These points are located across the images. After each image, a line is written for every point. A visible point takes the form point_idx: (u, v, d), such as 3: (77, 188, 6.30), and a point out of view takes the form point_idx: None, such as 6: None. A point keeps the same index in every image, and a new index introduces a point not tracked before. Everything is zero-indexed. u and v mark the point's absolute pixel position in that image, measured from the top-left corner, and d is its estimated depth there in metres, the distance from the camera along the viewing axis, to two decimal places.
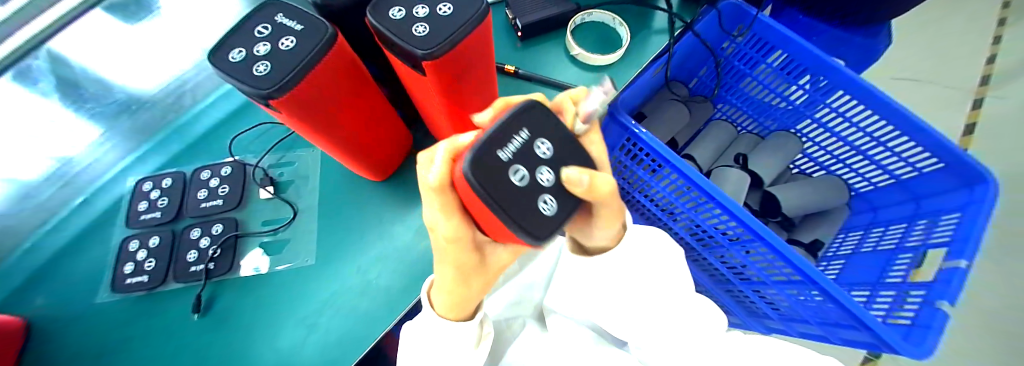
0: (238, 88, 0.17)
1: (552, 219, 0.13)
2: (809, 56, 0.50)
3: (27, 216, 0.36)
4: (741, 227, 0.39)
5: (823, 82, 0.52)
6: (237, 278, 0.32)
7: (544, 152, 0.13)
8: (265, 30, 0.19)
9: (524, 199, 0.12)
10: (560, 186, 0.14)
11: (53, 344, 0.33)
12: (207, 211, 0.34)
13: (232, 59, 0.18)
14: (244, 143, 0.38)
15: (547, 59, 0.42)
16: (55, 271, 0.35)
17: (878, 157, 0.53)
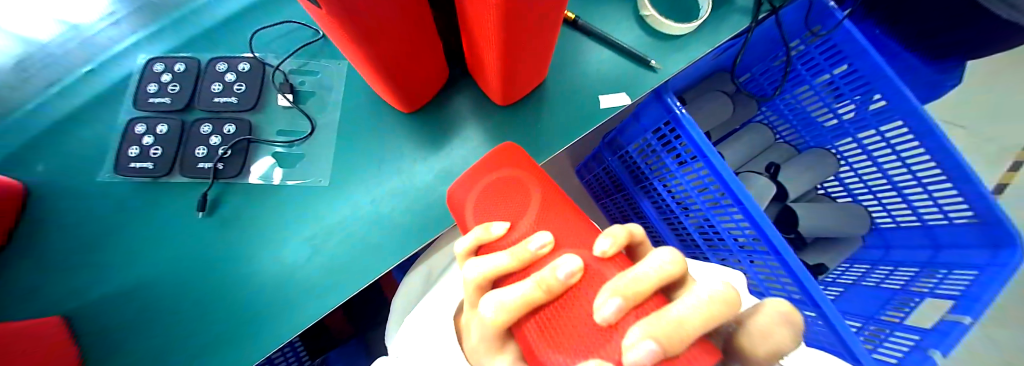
0: None
1: None
2: (877, 72, 0.43)
3: (32, 78, 0.34)
4: (758, 237, 0.36)
5: (877, 101, 0.45)
6: (245, 184, 0.31)
7: None
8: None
9: None
10: None
11: (57, 214, 0.32)
12: (218, 107, 0.31)
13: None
14: (265, 41, 0.34)
15: (611, 15, 0.37)
16: (57, 140, 0.34)
17: (909, 194, 0.47)
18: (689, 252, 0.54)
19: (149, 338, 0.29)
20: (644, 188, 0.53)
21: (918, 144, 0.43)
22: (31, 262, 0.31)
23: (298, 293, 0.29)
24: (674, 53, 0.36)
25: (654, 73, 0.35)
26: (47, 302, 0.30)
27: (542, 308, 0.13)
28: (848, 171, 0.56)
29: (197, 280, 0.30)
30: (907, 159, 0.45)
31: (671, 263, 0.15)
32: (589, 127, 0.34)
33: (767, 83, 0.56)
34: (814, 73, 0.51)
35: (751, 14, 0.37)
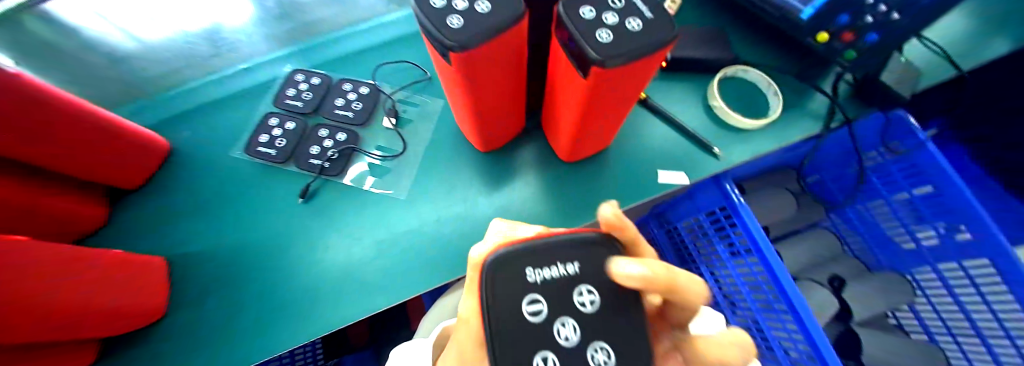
0: (434, 36, 0.21)
1: (568, 353, 0.10)
2: (964, 205, 0.41)
3: (207, 67, 0.44)
4: (812, 355, 0.34)
5: (962, 234, 0.43)
6: (340, 183, 0.36)
7: (584, 304, 0.11)
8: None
9: (529, 339, 0.10)
10: (604, 324, 0.11)
11: (194, 174, 0.40)
12: (338, 117, 0.38)
13: (434, 5, 0.21)
14: (384, 73, 0.42)
15: (683, 98, 0.40)
16: (211, 117, 0.43)
17: (991, 340, 0.42)
18: None
19: (228, 294, 0.34)
20: (689, 270, 0.52)
21: (1008, 290, 0.39)
22: (167, 207, 0.39)
23: (353, 288, 0.33)
24: (738, 144, 0.37)
25: (717, 160, 0.37)
26: (169, 244, 0.37)
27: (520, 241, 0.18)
28: (925, 303, 0.49)
29: (282, 254, 0.35)
30: (993, 303, 0.41)
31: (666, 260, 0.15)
32: (643, 197, 0.36)
33: (838, 191, 0.55)
34: (892, 191, 0.49)
35: (822, 122, 0.38)
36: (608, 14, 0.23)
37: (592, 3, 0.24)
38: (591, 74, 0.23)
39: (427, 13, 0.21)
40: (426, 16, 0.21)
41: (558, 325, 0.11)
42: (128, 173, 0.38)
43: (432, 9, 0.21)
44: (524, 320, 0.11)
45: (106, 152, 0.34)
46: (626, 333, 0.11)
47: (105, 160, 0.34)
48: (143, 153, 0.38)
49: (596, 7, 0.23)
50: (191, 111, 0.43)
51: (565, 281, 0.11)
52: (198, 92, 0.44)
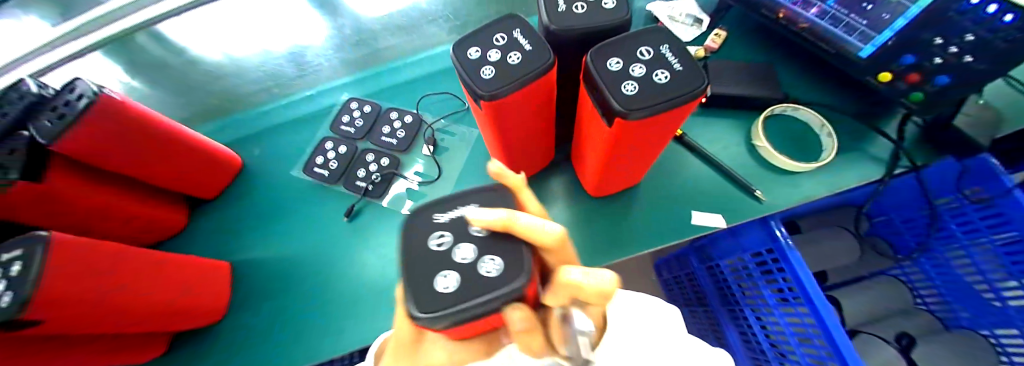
0: (467, 86, 0.22)
1: (466, 267, 0.11)
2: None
3: (277, 93, 0.50)
4: None
5: None
6: (379, 204, 0.39)
7: (476, 232, 0.12)
8: (501, 44, 0.23)
9: (428, 262, 0.12)
10: (492, 241, 0.12)
11: (260, 188, 0.45)
12: (383, 143, 0.41)
13: (470, 56, 0.23)
14: (428, 103, 0.45)
15: (724, 136, 0.38)
16: (276, 137, 0.48)
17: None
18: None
19: (278, 302, 0.38)
20: (734, 314, 0.50)
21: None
22: (236, 217, 0.44)
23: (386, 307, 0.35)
24: (786, 187, 0.35)
25: (760, 203, 0.35)
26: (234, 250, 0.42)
27: None
28: None
29: (326, 268, 0.38)
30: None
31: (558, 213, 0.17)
32: (677, 238, 0.35)
33: (912, 238, 0.49)
34: (972, 239, 0.43)
35: (885, 167, 0.35)
36: (635, 66, 0.25)
37: (620, 55, 0.26)
38: (615, 124, 0.24)
39: (464, 64, 0.23)
40: (463, 66, 0.23)
41: (450, 243, 0.12)
42: (207, 186, 0.44)
43: (469, 59, 0.23)
44: (426, 249, 0.12)
45: (184, 167, 0.40)
46: (510, 250, 0.12)
47: (183, 174, 0.40)
48: (221, 169, 0.44)
49: (623, 59, 0.25)
50: (261, 131, 0.49)
51: (463, 218, 0.13)
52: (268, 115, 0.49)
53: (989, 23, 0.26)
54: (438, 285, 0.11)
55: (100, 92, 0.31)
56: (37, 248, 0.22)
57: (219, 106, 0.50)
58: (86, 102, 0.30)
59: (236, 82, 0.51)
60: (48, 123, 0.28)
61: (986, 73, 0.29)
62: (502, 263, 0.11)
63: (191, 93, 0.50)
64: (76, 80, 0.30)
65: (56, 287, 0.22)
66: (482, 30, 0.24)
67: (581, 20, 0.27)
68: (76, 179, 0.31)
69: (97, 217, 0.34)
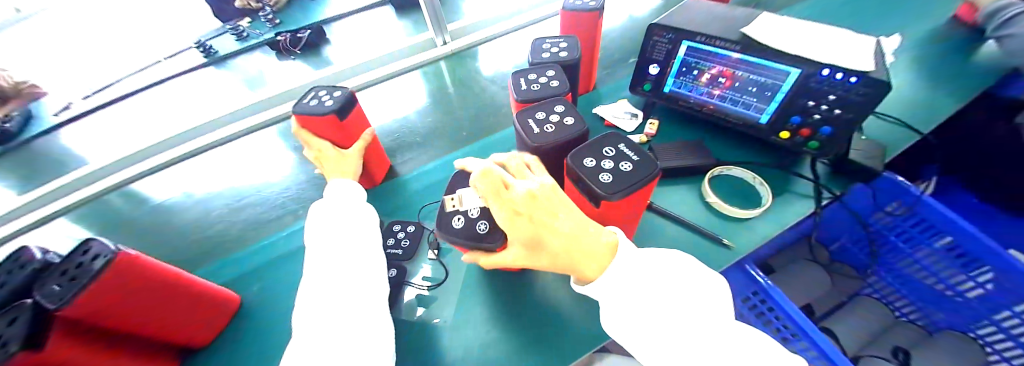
0: (475, 244, 0.31)
1: (337, 95, 0.42)
2: (994, 255, 0.43)
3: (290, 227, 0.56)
4: None
5: (991, 275, 0.45)
6: (391, 316, 0.41)
7: (324, 93, 0.43)
8: (475, 210, 0.33)
9: (311, 105, 0.41)
10: (349, 97, 0.42)
11: (271, 326, 0.46)
12: (389, 255, 0.45)
13: (456, 226, 0.32)
14: (429, 211, 0.50)
15: (681, 197, 0.46)
16: (287, 267, 0.52)
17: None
18: None
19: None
20: None
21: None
22: (242, 357, 0.44)
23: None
24: (744, 233, 0.41)
25: (730, 250, 0.40)
26: None
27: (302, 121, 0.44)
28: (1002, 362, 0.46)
29: None
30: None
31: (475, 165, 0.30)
32: None
33: (861, 253, 0.56)
34: (913, 247, 0.51)
35: (814, 202, 0.43)
36: (605, 162, 0.33)
37: (592, 155, 0.34)
38: (604, 204, 0.32)
39: (457, 234, 0.31)
40: (458, 234, 0.31)
41: (319, 101, 0.41)
42: (199, 332, 0.43)
43: (458, 228, 0.31)
44: (299, 103, 0.42)
45: (174, 310, 0.39)
46: (330, 91, 0.43)
47: (171, 318, 0.39)
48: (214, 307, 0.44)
49: (594, 157, 0.34)
50: (271, 263, 0.52)
51: (310, 93, 0.43)
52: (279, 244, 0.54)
53: (842, 84, 0.36)
54: (326, 104, 0.41)
55: (118, 248, 0.34)
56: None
57: (236, 250, 0.55)
58: (104, 258, 0.33)
59: (260, 225, 0.58)
60: (58, 286, 0.32)
61: (855, 121, 0.38)
62: (337, 94, 0.42)
63: (215, 242, 0.57)
64: (92, 241, 0.34)
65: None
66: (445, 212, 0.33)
67: (550, 137, 0.36)
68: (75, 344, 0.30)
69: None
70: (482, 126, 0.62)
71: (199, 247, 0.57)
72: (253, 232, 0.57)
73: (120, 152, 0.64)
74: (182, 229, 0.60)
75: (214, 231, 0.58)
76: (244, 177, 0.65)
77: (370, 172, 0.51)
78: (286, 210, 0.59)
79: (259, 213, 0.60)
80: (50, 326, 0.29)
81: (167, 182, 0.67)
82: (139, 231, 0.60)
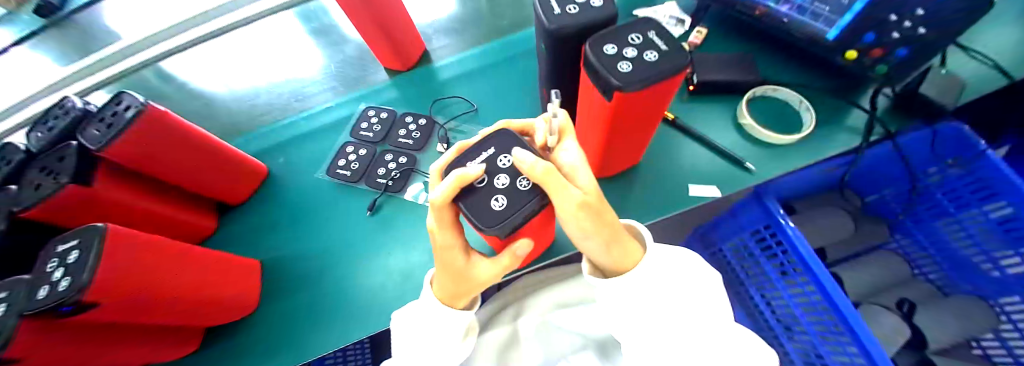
0: (535, 209, 0.21)
1: None
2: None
3: (307, 111, 0.56)
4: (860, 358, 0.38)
5: None
6: (400, 198, 0.43)
7: None
8: (503, 175, 0.22)
9: None
10: None
11: (282, 197, 0.48)
12: (401, 144, 0.46)
13: (496, 208, 0.21)
14: (442, 106, 0.51)
15: (712, 116, 0.42)
16: (299, 145, 0.53)
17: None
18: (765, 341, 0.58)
19: (313, 289, 0.40)
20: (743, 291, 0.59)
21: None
22: (264, 219, 0.47)
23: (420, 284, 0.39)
24: (773, 159, 0.38)
25: (750, 174, 0.38)
26: (259, 252, 0.44)
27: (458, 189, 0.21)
28: (1012, 331, 0.45)
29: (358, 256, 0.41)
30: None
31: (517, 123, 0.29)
32: (679, 207, 0.38)
33: (896, 204, 0.53)
34: (961, 210, 0.47)
35: (861, 136, 0.38)
36: (628, 49, 0.28)
37: (614, 42, 0.29)
38: (615, 97, 0.27)
39: (504, 217, 0.21)
40: (504, 218, 0.21)
41: None
42: (235, 195, 0.47)
43: (502, 207, 0.21)
44: None
45: (207, 174, 0.42)
46: None
47: (207, 181, 0.43)
48: (245, 176, 0.47)
49: (617, 44, 0.29)
50: (285, 141, 0.53)
51: None
52: (295, 124, 0.54)
53: None
54: None
55: (146, 103, 0.35)
56: (94, 239, 0.25)
57: (257, 129, 0.57)
58: (134, 111, 0.34)
59: (278, 108, 0.59)
60: (97, 131, 0.33)
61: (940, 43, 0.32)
62: None
63: (242, 121, 0.59)
64: (122, 93, 0.34)
65: (111, 273, 0.25)
66: (465, 201, 0.22)
67: (576, 18, 0.31)
68: (119, 185, 0.34)
69: (132, 221, 0.35)
70: (506, 29, 0.58)
71: (228, 123, 0.59)
72: (273, 114, 0.58)
73: (136, 26, 0.63)
74: (210, 109, 0.62)
75: (239, 112, 0.60)
76: (266, 65, 0.65)
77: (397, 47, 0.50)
78: (304, 95, 0.59)
79: (279, 97, 0.60)
80: (93, 165, 0.32)
81: (199, 63, 0.68)
82: (171, 108, 0.63)
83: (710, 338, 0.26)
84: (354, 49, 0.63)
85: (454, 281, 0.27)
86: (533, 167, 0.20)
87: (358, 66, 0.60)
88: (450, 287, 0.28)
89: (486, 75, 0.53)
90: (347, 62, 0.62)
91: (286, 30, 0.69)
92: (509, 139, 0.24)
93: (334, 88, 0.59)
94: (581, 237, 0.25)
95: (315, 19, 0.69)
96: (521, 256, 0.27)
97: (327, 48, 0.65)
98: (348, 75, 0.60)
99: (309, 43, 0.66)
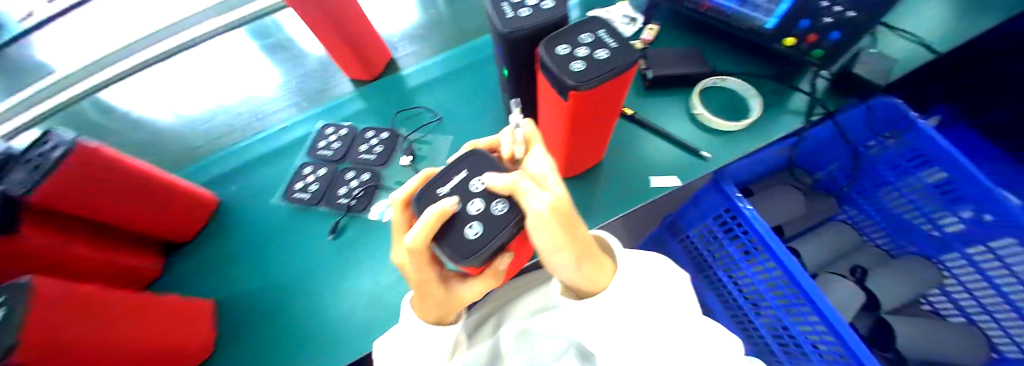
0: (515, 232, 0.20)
1: None
2: (978, 190, 0.42)
3: (261, 132, 0.54)
4: (822, 326, 0.41)
5: (988, 217, 0.43)
6: (365, 217, 0.42)
7: None
8: (477, 199, 0.21)
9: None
10: None
11: (239, 227, 0.46)
12: (363, 161, 0.45)
13: (471, 236, 0.20)
14: (402, 118, 0.50)
15: (667, 109, 0.44)
16: (255, 170, 0.50)
17: (1007, 352, 0.45)
18: (734, 316, 0.60)
19: (278, 320, 0.39)
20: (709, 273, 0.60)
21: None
22: (220, 252, 0.45)
23: (389, 306, 0.38)
24: (724, 145, 0.40)
25: (706, 162, 0.40)
26: (217, 288, 0.42)
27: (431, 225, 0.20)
28: (956, 285, 0.49)
29: (325, 281, 0.40)
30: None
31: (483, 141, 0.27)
32: (642, 200, 0.39)
33: (842, 178, 0.57)
34: (900, 177, 0.50)
35: (804, 117, 0.41)
36: (582, 49, 0.25)
37: (567, 41, 0.26)
38: (569, 99, 0.24)
39: (479, 246, 0.20)
40: (481, 247, 0.20)
41: None
42: (181, 231, 0.44)
43: (481, 235, 0.20)
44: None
45: (154, 208, 0.39)
46: None
47: (153, 220, 0.40)
48: (191, 210, 0.44)
49: (570, 43, 0.25)
50: (240, 167, 0.51)
51: None
52: (249, 148, 0.52)
53: None
54: None
55: (77, 140, 0.32)
56: (24, 293, 0.23)
57: (208, 155, 0.53)
58: (63, 149, 0.31)
59: (231, 131, 0.55)
60: (20, 174, 0.30)
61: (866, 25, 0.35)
62: None
63: (190, 147, 0.55)
64: (50, 131, 0.32)
65: (49, 326, 0.23)
66: (445, 234, 0.21)
67: (528, 20, 0.28)
68: (54, 232, 0.31)
69: (62, 272, 0.32)
70: (466, 36, 0.58)
71: (175, 152, 0.55)
72: (225, 138, 0.55)
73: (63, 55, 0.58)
74: (156, 137, 0.58)
75: (188, 138, 0.56)
76: (217, 87, 0.61)
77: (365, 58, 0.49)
78: (257, 115, 0.56)
79: (230, 120, 0.57)
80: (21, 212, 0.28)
81: (142, 89, 0.64)
82: (110, 139, 0.58)
83: (684, 336, 0.26)
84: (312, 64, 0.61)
85: (435, 303, 0.27)
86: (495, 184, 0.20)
87: (315, 82, 0.58)
88: (430, 311, 0.28)
89: (446, 83, 0.52)
90: (305, 78, 0.59)
91: (236, 47, 0.66)
92: (482, 160, 0.23)
93: (290, 106, 0.56)
94: (552, 250, 0.21)
95: (267, 34, 0.67)
96: (503, 272, 0.26)
97: (281, 64, 0.62)
98: (309, 89, 0.58)
99: (261, 61, 0.63)
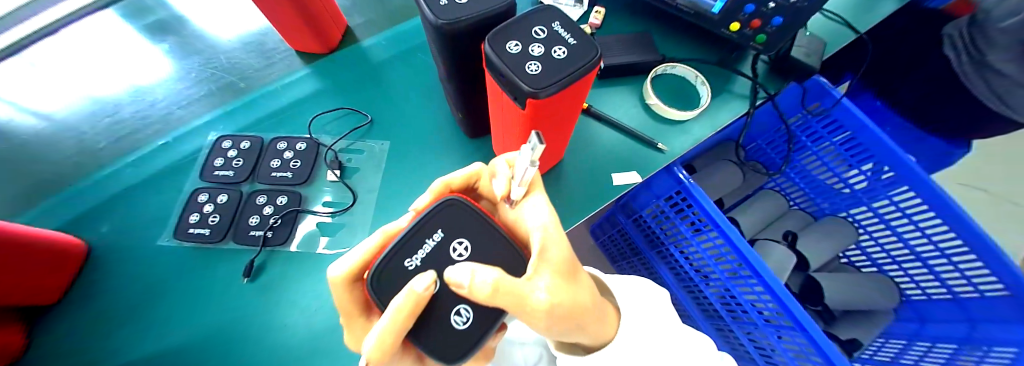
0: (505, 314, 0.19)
1: None
2: (878, 144, 0.46)
3: (135, 146, 0.42)
4: (768, 295, 0.44)
5: (887, 173, 0.48)
6: (287, 250, 0.35)
7: None
8: None
9: None
10: None
11: (121, 279, 0.36)
12: (276, 180, 0.37)
13: (459, 325, 0.18)
14: (322, 122, 0.42)
15: (621, 99, 0.42)
16: (132, 201, 0.39)
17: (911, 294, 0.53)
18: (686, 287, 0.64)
19: None
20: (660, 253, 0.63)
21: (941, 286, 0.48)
22: (101, 313, 0.35)
23: (336, 349, 0.33)
24: (679, 135, 0.39)
25: (662, 154, 0.39)
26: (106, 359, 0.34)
27: (409, 316, 0.16)
28: (868, 240, 0.57)
29: (249, 333, 0.34)
30: (957, 291, 0.46)
31: (464, 173, 0.24)
32: (603, 198, 0.37)
33: (773, 152, 0.60)
34: (816, 142, 0.55)
35: (748, 102, 0.41)
36: (534, 46, 0.21)
37: (516, 37, 0.21)
38: (528, 106, 0.20)
39: (469, 340, 0.18)
40: (469, 336, 0.18)
41: None
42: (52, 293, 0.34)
43: (467, 322, 0.18)
44: None
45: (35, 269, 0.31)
46: None
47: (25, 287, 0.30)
48: (63, 266, 0.34)
49: (520, 39, 0.21)
50: (111, 198, 0.39)
51: None
52: (123, 171, 0.40)
53: None
54: None
55: None
56: None
57: (62, 179, 0.40)
58: None
59: (148, 124, 0.43)
60: None
61: (809, 9, 0.33)
62: None
63: (40, 167, 0.41)
64: None
65: None
66: (426, 318, 0.18)
67: (469, 10, 0.22)
68: None
69: None
70: (401, 14, 0.50)
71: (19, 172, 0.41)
72: (99, 150, 0.42)
73: None
74: (39, 138, 0.43)
75: (85, 136, 0.43)
76: (126, 64, 0.48)
77: (329, 32, 0.43)
78: (134, 121, 0.43)
79: (148, 108, 0.44)
80: None
81: None
82: None
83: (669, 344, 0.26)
84: (228, 42, 0.49)
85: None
86: (475, 287, 0.15)
87: (207, 75, 0.46)
88: None
89: (380, 74, 0.45)
90: (236, 53, 0.48)
91: (112, 24, 0.51)
92: (458, 214, 0.20)
93: (175, 108, 0.44)
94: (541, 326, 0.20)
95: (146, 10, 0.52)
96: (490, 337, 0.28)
97: (177, 45, 0.49)
98: (248, 65, 0.46)
99: (138, 47, 0.49)
